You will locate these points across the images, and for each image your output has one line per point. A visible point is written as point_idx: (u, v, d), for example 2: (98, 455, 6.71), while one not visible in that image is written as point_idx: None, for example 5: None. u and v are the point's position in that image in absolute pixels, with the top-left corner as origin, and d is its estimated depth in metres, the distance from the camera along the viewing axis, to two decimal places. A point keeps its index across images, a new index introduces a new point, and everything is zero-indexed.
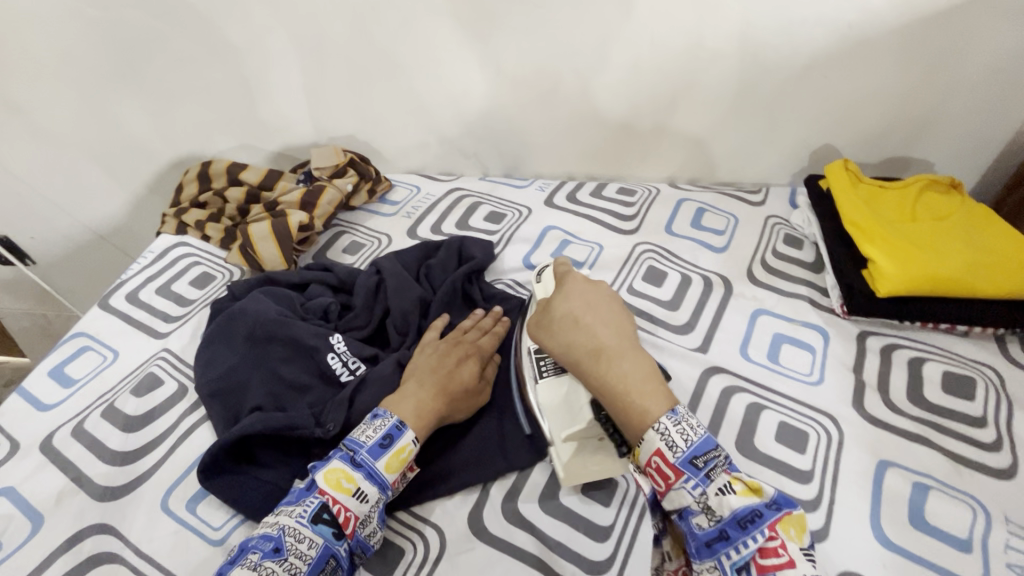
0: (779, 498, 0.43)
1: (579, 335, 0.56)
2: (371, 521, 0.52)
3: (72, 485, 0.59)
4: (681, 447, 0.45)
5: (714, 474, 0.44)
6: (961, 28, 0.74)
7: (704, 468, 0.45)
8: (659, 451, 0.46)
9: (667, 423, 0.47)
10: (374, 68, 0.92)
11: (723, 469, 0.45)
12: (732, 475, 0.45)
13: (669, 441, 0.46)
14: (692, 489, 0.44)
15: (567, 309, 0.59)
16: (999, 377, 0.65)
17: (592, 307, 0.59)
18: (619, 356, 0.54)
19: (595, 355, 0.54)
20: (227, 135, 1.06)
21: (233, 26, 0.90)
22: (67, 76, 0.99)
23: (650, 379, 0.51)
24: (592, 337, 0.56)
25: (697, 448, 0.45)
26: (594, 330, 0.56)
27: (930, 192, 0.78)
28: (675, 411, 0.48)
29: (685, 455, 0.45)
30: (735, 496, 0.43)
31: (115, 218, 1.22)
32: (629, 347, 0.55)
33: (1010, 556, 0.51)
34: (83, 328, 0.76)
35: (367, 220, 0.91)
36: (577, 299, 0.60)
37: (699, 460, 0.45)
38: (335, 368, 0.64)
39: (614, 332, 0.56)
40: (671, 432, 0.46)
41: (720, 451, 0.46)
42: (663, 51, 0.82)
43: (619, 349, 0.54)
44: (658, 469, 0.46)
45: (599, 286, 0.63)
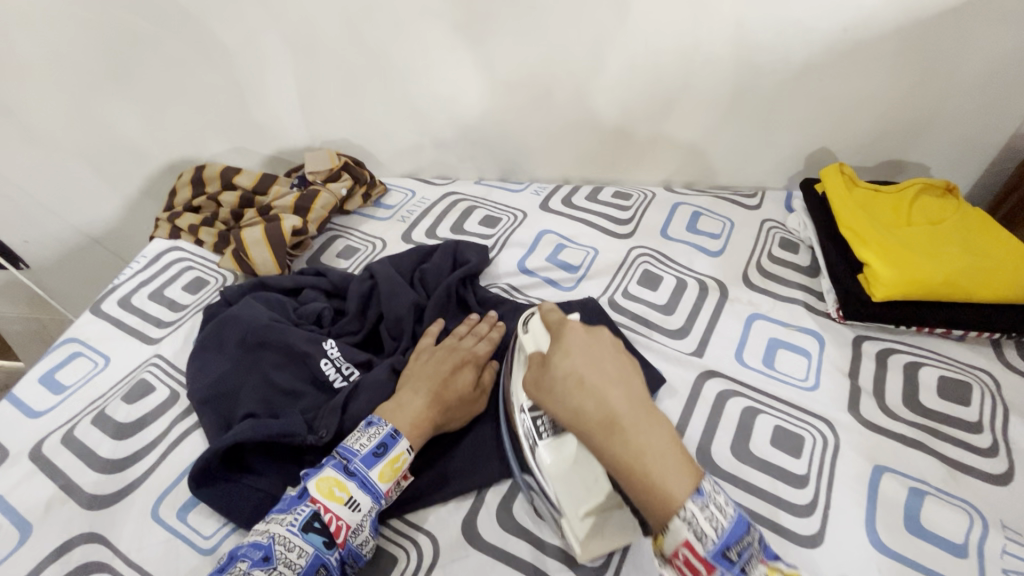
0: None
1: (585, 402, 0.44)
2: (363, 529, 0.51)
3: (61, 493, 0.58)
4: (713, 537, 0.39)
5: (750, 566, 0.40)
6: (955, 31, 0.74)
7: (738, 561, 0.39)
8: (689, 544, 0.39)
9: (696, 510, 0.40)
10: (368, 72, 0.92)
11: (757, 560, 0.40)
12: (767, 564, 0.40)
13: (698, 531, 0.39)
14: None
15: (570, 369, 0.46)
16: (994, 382, 0.64)
17: (596, 360, 0.47)
18: (638, 427, 0.43)
19: (607, 428, 0.43)
20: (222, 139, 1.06)
21: (226, 30, 0.90)
22: (60, 80, 0.98)
23: (673, 449, 0.42)
24: (603, 405, 0.44)
25: (729, 537, 0.39)
26: (602, 393, 0.45)
27: (925, 196, 0.78)
28: (702, 493, 0.40)
29: (718, 546, 0.39)
30: None
31: (109, 222, 1.21)
32: (644, 407, 0.44)
33: (1006, 562, 0.50)
34: (74, 334, 0.75)
35: (361, 224, 0.91)
36: (580, 355, 0.47)
37: (732, 551, 0.39)
38: (328, 374, 0.63)
39: (626, 392, 0.45)
40: (700, 520, 0.39)
41: (751, 535, 0.41)
42: (657, 55, 0.82)
43: (635, 419, 0.43)
44: (688, 563, 0.40)
45: (600, 329, 0.50)
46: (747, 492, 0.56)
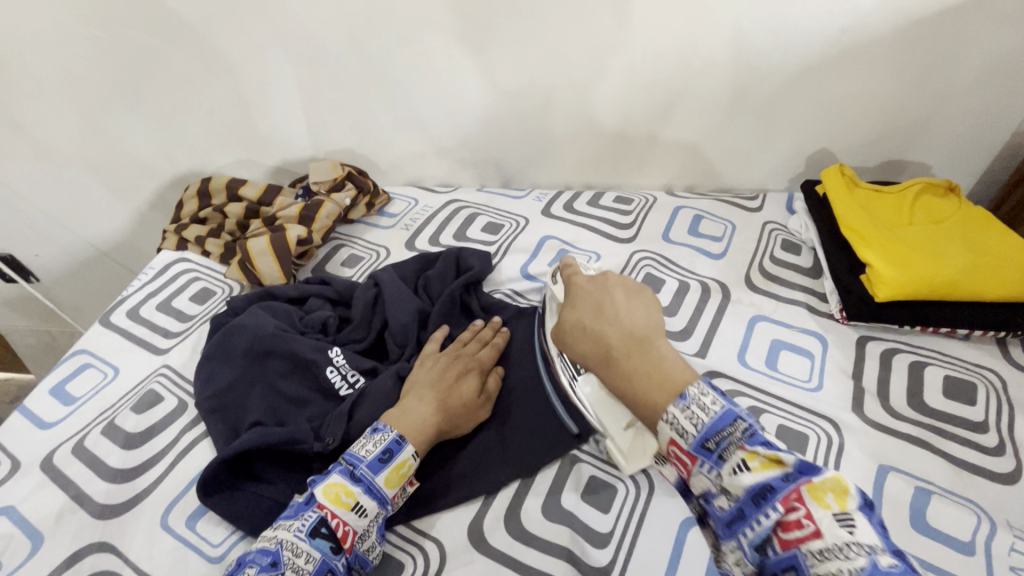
0: (801, 465, 0.37)
1: (586, 342, 0.51)
2: (370, 536, 0.52)
3: (72, 503, 0.59)
4: (692, 432, 0.41)
5: (727, 453, 0.40)
6: (952, 33, 0.75)
7: (717, 450, 0.40)
8: (673, 441, 0.42)
9: (676, 412, 0.42)
10: (371, 83, 0.93)
11: (736, 446, 0.40)
12: (747, 450, 0.39)
13: (679, 430, 0.42)
14: (708, 471, 0.41)
15: (574, 318, 0.54)
16: (1001, 381, 0.64)
17: (597, 305, 0.54)
18: (630, 354, 0.48)
19: (606, 361, 0.49)
20: (227, 152, 1.07)
21: (232, 45, 0.92)
22: (70, 97, 1.00)
23: (664, 365, 0.46)
24: (601, 341, 0.50)
25: (709, 430, 0.41)
26: (598, 330, 0.51)
27: (927, 195, 0.78)
28: (685, 397, 0.43)
29: (698, 440, 0.41)
30: (748, 474, 0.38)
31: (117, 235, 1.23)
32: (640, 338, 0.49)
33: (1015, 560, 0.50)
34: (84, 345, 0.76)
35: (365, 233, 0.92)
36: (583, 305, 0.55)
37: (711, 441, 0.41)
38: (334, 382, 0.64)
39: (622, 328, 0.50)
40: (679, 419, 0.42)
41: (738, 425, 0.40)
42: (655, 60, 0.83)
43: (628, 348, 0.48)
44: (677, 457, 0.43)
45: (607, 280, 0.57)
46: None
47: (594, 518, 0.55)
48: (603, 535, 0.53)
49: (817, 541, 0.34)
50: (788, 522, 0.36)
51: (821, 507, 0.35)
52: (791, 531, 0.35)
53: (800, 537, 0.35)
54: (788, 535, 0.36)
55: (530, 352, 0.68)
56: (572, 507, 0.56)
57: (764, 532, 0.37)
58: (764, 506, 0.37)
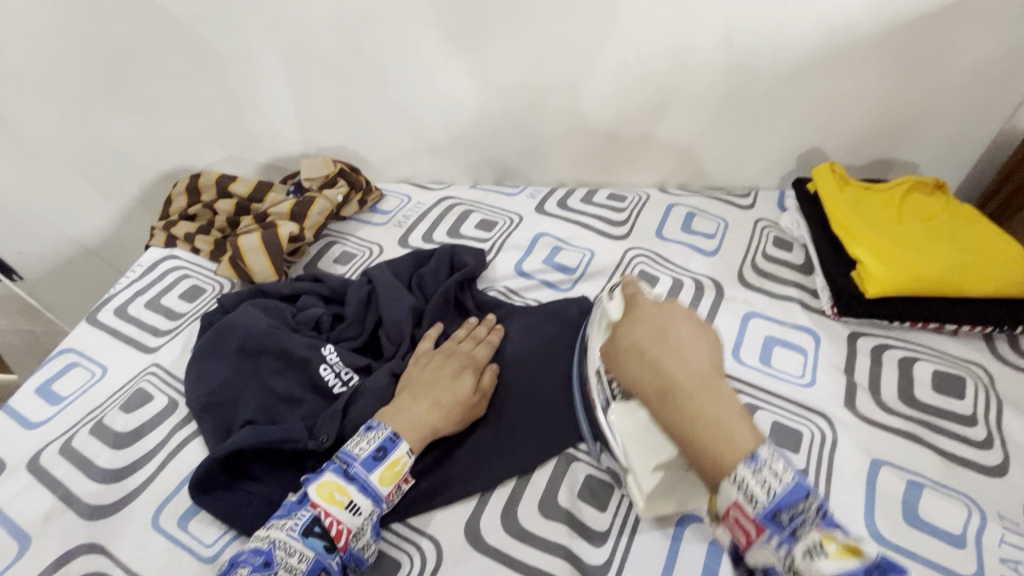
0: (875, 556, 0.36)
1: (643, 369, 0.47)
2: (364, 534, 0.51)
3: (60, 504, 0.58)
4: (762, 498, 0.38)
5: (800, 531, 0.37)
6: (940, 33, 0.76)
7: (789, 525, 0.38)
8: (736, 504, 0.39)
9: (745, 474, 0.39)
10: (363, 79, 0.92)
11: (811, 526, 0.37)
12: (823, 531, 0.37)
13: (749, 494, 0.38)
14: (775, 546, 0.38)
15: (631, 339, 0.49)
16: (988, 376, 0.65)
17: (662, 332, 0.49)
18: (695, 396, 0.43)
19: (663, 396, 0.45)
20: (216, 148, 1.06)
21: (221, 40, 0.90)
22: (54, 91, 0.98)
23: (730, 417, 0.42)
24: (659, 371, 0.46)
25: (782, 501, 0.38)
26: (660, 362, 0.46)
27: (915, 193, 0.79)
28: (756, 458, 0.39)
29: (768, 509, 0.38)
30: (827, 560, 0.35)
31: (103, 232, 1.21)
32: (707, 380, 0.44)
33: (1003, 551, 0.51)
34: (70, 344, 0.75)
35: (357, 230, 0.91)
36: (644, 327, 0.50)
37: (784, 514, 0.38)
38: (327, 380, 0.63)
39: (685, 360, 0.46)
40: (749, 482, 0.39)
41: (812, 501, 0.38)
42: (649, 59, 0.83)
43: (692, 387, 0.44)
44: (739, 524, 0.39)
45: (670, 306, 0.53)
46: None
47: (590, 515, 0.55)
48: (600, 532, 0.54)
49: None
50: None
51: None
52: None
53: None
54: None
55: (525, 350, 0.67)
56: (568, 503, 0.56)
57: None
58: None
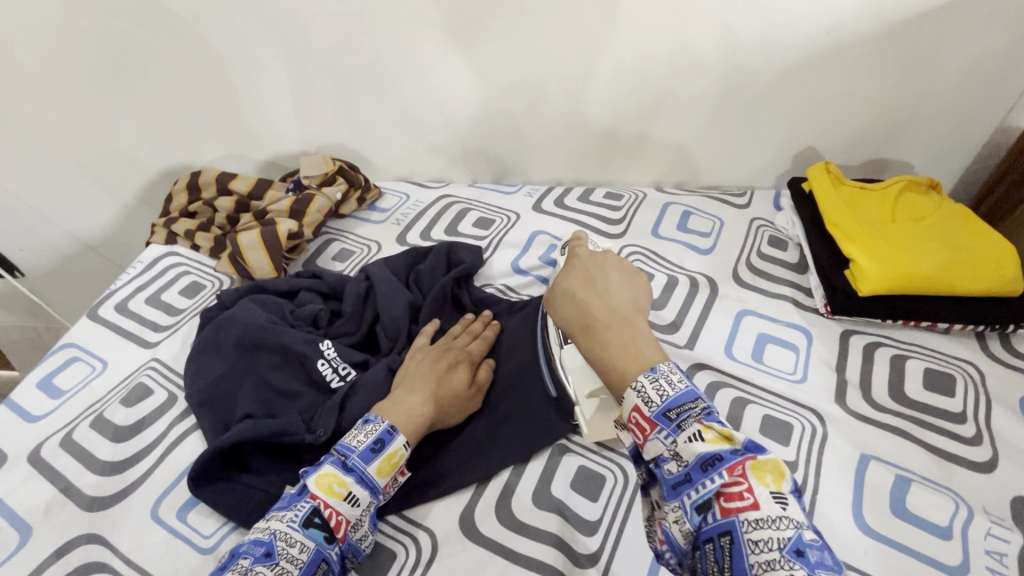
0: (749, 444, 0.38)
1: (571, 308, 0.52)
2: (363, 524, 0.52)
3: (61, 495, 0.59)
4: (656, 401, 0.41)
5: (685, 424, 0.40)
6: (934, 33, 0.76)
7: (676, 420, 0.40)
8: (636, 408, 0.42)
9: (643, 380, 0.43)
10: (362, 78, 0.93)
11: (695, 419, 0.40)
12: (704, 424, 0.40)
13: (645, 397, 0.42)
14: (664, 438, 0.40)
15: (564, 286, 0.54)
16: (979, 373, 0.66)
17: (591, 279, 0.54)
18: (610, 325, 0.48)
19: (585, 328, 0.49)
20: (217, 146, 1.07)
21: (222, 39, 0.91)
22: (57, 89, 0.99)
23: (640, 340, 0.47)
24: (584, 308, 0.51)
25: (672, 401, 0.41)
26: (587, 301, 0.51)
27: (909, 193, 0.80)
28: (655, 369, 0.43)
29: (662, 408, 0.41)
30: (703, 443, 0.39)
31: (105, 229, 1.22)
32: (625, 314, 0.49)
33: (989, 544, 0.52)
34: (72, 339, 0.76)
35: (356, 228, 0.92)
36: (576, 275, 0.55)
37: (673, 411, 0.41)
38: (325, 375, 0.64)
39: (609, 300, 0.51)
40: (647, 388, 0.42)
41: (698, 403, 0.41)
42: (646, 58, 0.84)
43: (611, 319, 0.49)
44: (636, 424, 0.42)
45: (606, 257, 0.57)
46: None
47: (582, 507, 0.56)
48: (591, 522, 0.54)
49: (755, 513, 0.35)
50: (732, 489, 0.36)
51: (763, 485, 0.36)
52: (733, 501, 0.36)
53: (740, 506, 0.36)
54: (728, 504, 0.36)
55: (519, 345, 0.68)
56: (561, 494, 0.57)
57: (708, 495, 0.37)
58: (711, 472, 0.37)
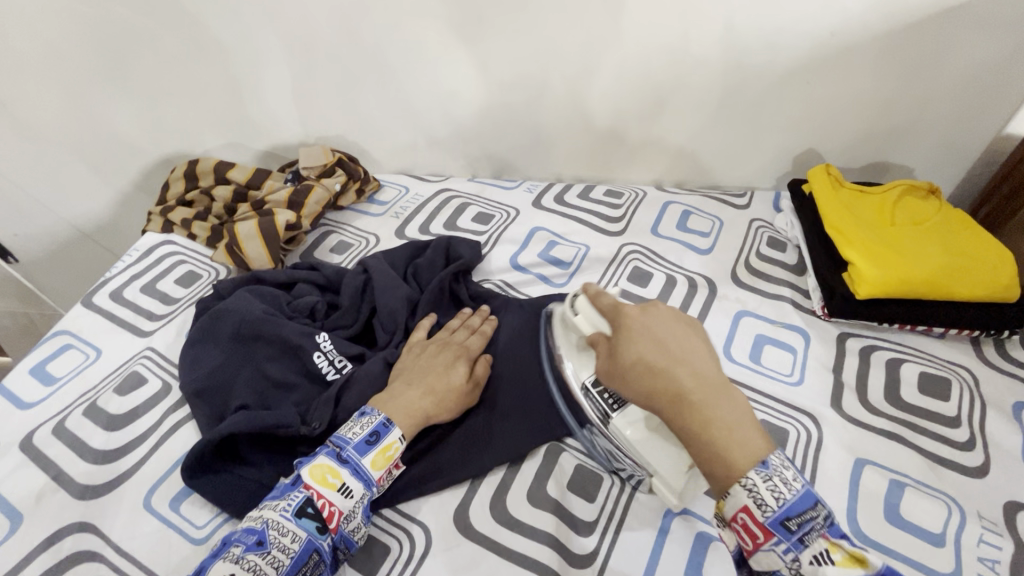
0: (883, 567, 0.38)
1: (658, 385, 0.44)
2: (355, 517, 0.51)
3: (52, 483, 0.58)
4: (772, 508, 0.40)
5: (807, 538, 0.40)
6: (938, 38, 0.76)
7: (798, 532, 0.40)
8: (746, 510, 0.40)
9: (757, 480, 0.40)
10: (363, 70, 0.92)
11: (819, 533, 0.40)
12: (829, 539, 0.40)
13: (759, 501, 0.40)
14: (784, 552, 0.40)
15: (634, 353, 0.46)
16: (974, 378, 0.66)
17: (661, 342, 0.47)
18: (710, 403, 0.43)
19: (678, 406, 0.44)
20: (215, 135, 1.06)
21: (222, 26, 0.90)
22: (54, 74, 0.98)
23: (741, 422, 0.43)
24: (674, 385, 0.44)
25: (791, 508, 0.40)
26: (673, 373, 0.44)
27: (909, 197, 0.79)
28: (767, 464, 0.41)
29: (777, 515, 0.40)
30: (835, 567, 0.38)
31: (100, 216, 1.21)
32: (714, 384, 0.45)
33: (981, 549, 0.52)
34: (65, 326, 0.75)
35: (355, 220, 0.91)
36: (641, 337, 0.47)
37: (792, 521, 0.40)
38: (320, 367, 0.64)
39: (696, 370, 0.45)
40: (760, 490, 0.40)
41: (820, 511, 0.40)
42: (648, 56, 0.83)
43: (705, 395, 0.43)
44: (746, 527, 0.41)
45: (656, 307, 0.51)
46: None
47: (578, 505, 0.56)
48: (587, 522, 0.54)
49: None
50: None
51: None
52: None
53: None
54: None
55: (517, 341, 0.68)
56: (557, 493, 0.57)
57: None
58: None
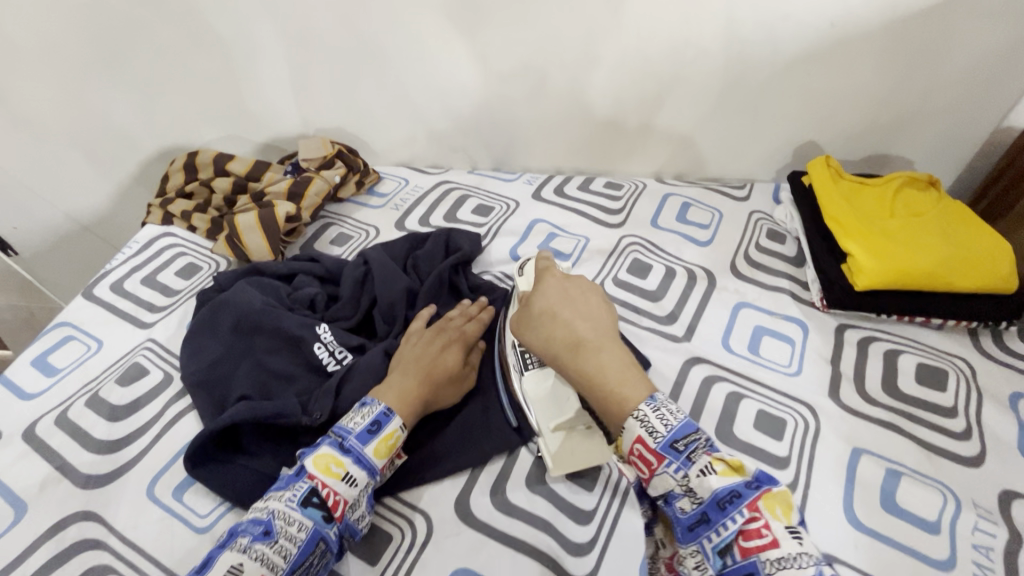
0: (762, 476, 0.40)
1: (558, 329, 0.53)
2: (360, 505, 0.52)
3: (56, 473, 0.59)
4: (661, 433, 0.42)
5: (694, 456, 0.41)
6: (939, 30, 0.76)
7: (685, 451, 0.42)
8: (639, 438, 0.43)
9: (646, 410, 0.44)
10: (362, 61, 0.92)
11: (703, 451, 0.42)
12: (712, 455, 0.41)
13: (649, 428, 0.43)
14: (674, 472, 0.41)
15: (545, 303, 0.56)
16: (971, 369, 0.67)
17: (568, 298, 0.56)
18: (601, 347, 0.50)
19: (574, 349, 0.51)
20: (214, 127, 1.06)
21: (221, 17, 0.90)
22: (52, 65, 0.97)
23: (632, 368, 0.48)
24: (570, 329, 0.52)
25: (677, 432, 0.42)
26: (572, 323, 0.53)
27: (909, 188, 0.80)
28: (654, 398, 0.45)
29: (666, 440, 0.42)
30: (715, 476, 0.40)
31: (99, 209, 1.21)
32: (609, 335, 0.52)
33: (976, 537, 0.53)
34: (66, 318, 0.75)
35: (354, 212, 0.91)
36: (554, 292, 0.57)
37: (679, 442, 0.42)
38: (321, 358, 0.64)
39: (593, 324, 0.53)
40: (649, 418, 0.43)
41: (701, 434, 0.43)
42: (649, 47, 0.83)
43: (599, 342, 0.51)
44: (640, 457, 0.43)
45: (576, 279, 0.60)
46: None
47: (576, 493, 0.56)
48: (586, 510, 0.55)
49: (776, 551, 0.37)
50: (752, 530, 0.38)
51: (776, 519, 0.38)
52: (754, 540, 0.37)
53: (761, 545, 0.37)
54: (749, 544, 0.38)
55: None
56: (556, 482, 0.57)
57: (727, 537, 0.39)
58: (729, 511, 0.39)
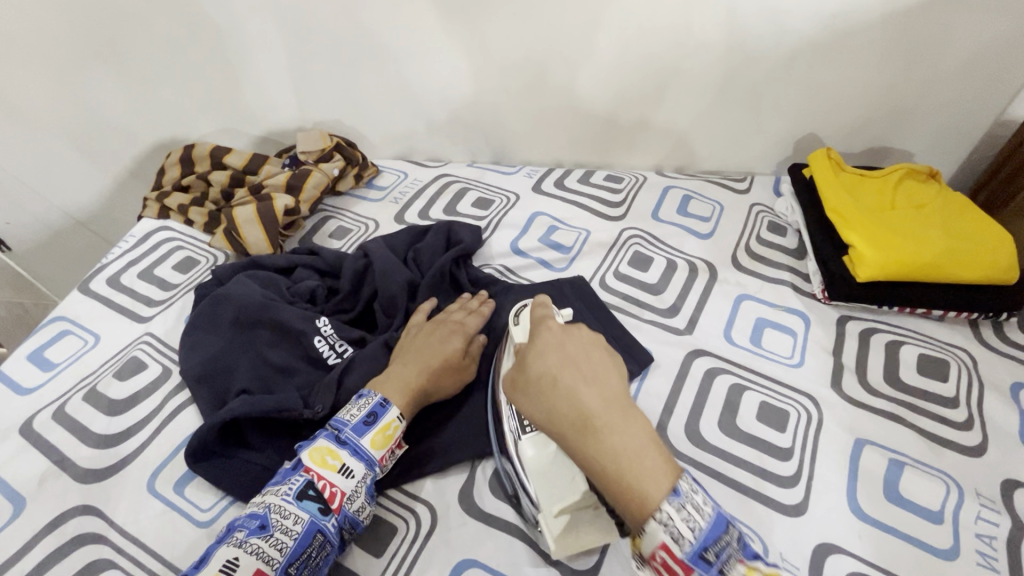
0: None
1: (559, 401, 0.44)
2: (359, 496, 0.51)
3: (55, 468, 0.58)
4: (689, 540, 0.37)
5: (726, 566, 0.38)
6: (940, 20, 0.76)
7: (716, 562, 0.37)
8: (665, 546, 0.37)
9: (671, 511, 0.38)
10: (360, 52, 0.91)
11: (735, 559, 0.38)
12: (746, 564, 0.38)
13: (676, 535, 0.37)
14: None
15: (540, 368, 0.46)
16: (972, 360, 0.67)
17: (569, 359, 0.46)
18: (611, 426, 0.42)
19: (579, 429, 0.42)
20: (211, 119, 1.05)
21: (216, 7, 0.88)
22: (44, 57, 0.96)
23: (645, 449, 0.41)
24: (574, 404, 0.43)
25: (707, 538, 0.37)
26: (575, 392, 0.43)
27: (909, 180, 0.79)
28: (678, 492, 0.38)
29: (695, 548, 0.37)
30: None
31: (94, 203, 1.20)
32: (620, 403, 0.43)
33: (978, 526, 0.53)
34: (62, 312, 0.74)
35: (354, 205, 0.91)
36: (553, 353, 0.46)
37: (710, 552, 0.37)
38: (321, 351, 0.64)
39: (601, 390, 0.44)
40: (674, 520, 0.37)
41: (731, 534, 0.39)
42: (650, 38, 0.82)
43: (609, 417, 0.42)
44: (664, 564, 0.38)
45: (577, 330, 0.49)
46: (733, 463, 0.58)
47: None
48: None
49: None
50: None
51: None
52: None
53: None
54: None
55: None
56: None
57: None
58: None
